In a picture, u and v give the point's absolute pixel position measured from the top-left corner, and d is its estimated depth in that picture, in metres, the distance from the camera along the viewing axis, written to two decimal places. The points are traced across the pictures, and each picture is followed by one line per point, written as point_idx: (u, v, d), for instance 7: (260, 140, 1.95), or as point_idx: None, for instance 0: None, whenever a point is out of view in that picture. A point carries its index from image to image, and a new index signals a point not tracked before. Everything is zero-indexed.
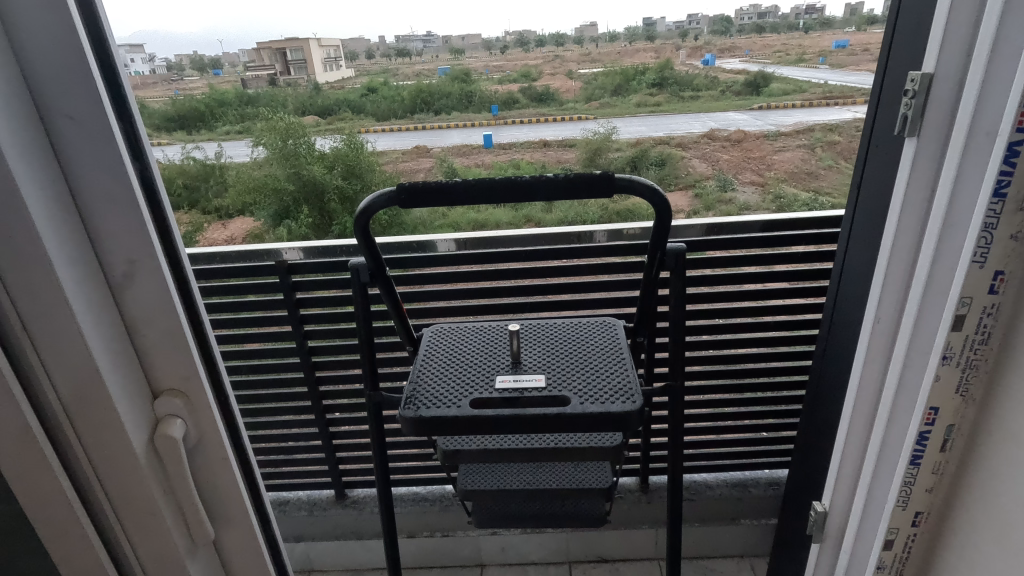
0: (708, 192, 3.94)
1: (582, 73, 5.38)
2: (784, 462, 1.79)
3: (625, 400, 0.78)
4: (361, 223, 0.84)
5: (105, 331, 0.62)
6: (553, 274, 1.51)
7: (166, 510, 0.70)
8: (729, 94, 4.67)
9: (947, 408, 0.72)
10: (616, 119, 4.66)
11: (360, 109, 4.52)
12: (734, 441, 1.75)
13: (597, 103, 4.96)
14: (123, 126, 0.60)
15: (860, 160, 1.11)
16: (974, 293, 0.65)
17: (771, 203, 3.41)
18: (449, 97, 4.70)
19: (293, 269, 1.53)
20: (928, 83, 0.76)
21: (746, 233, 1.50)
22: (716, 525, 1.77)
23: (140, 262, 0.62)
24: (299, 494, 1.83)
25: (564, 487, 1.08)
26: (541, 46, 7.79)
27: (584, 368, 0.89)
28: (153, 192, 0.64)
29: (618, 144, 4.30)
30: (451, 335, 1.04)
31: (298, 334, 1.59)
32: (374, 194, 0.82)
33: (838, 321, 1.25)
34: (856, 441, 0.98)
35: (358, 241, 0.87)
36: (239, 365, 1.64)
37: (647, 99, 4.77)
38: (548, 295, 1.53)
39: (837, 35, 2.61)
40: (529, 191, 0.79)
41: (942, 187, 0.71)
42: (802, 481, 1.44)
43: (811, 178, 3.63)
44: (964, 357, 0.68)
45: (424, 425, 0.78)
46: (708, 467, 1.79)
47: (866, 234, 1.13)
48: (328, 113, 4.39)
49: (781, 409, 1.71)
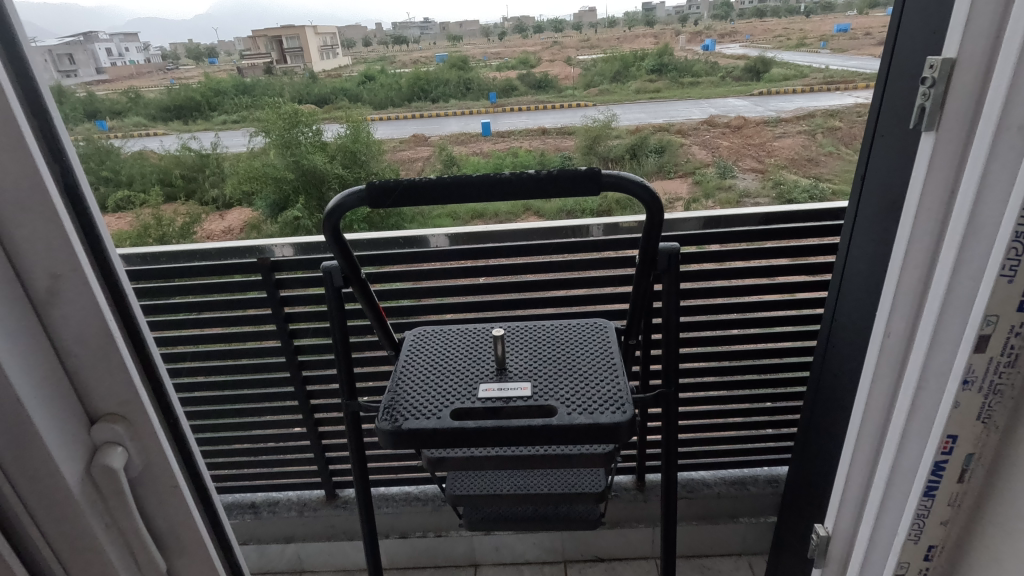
0: (708, 179, 3.91)
1: (581, 59, 5.35)
2: (784, 460, 1.77)
3: (616, 409, 0.75)
4: (332, 222, 0.81)
5: (22, 356, 0.51)
6: (548, 269, 1.48)
7: (109, 558, 0.59)
8: (728, 80, 4.64)
9: (969, 453, 0.58)
10: (615, 106, 4.61)
11: (357, 97, 4.49)
12: (733, 437, 1.74)
13: (597, 90, 4.78)
14: (27, 104, 0.50)
15: (866, 148, 1.01)
16: (1002, 309, 0.51)
17: (771, 190, 3.40)
18: (447, 85, 4.67)
19: (277, 267, 1.49)
20: (950, 67, 0.62)
21: (744, 225, 1.47)
22: (714, 524, 1.76)
23: (65, 272, 0.52)
24: (288, 495, 1.81)
25: (558, 492, 1.06)
26: (540, 31, 7.71)
27: (574, 374, 0.86)
28: (74, 189, 0.54)
29: (617, 132, 4.18)
30: (433, 339, 1.02)
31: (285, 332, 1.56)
32: (344, 192, 0.79)
33: (840, 326, 1.16)
34: (861, 473, 0.86)
35: (328, 241, 0.84)
36: (227, 363, 1.61)
37: (647, 86, 4.72)
38: (542, 292, 1.50)
39: (838, 18, 2.56)
40: (507, 187, 0.76)
41: (964, 183, 0.57)
42: (805, 489, 1.39)
43: (812, 165, 3.62)
44: (988, 384, 0.54)
45: (403, 438, 0.75)
46: (707, 465, 1.78)
47: (870, 233, 1.03)
48: (324, 101, 4.35)
49: (781, 406, 1.69)
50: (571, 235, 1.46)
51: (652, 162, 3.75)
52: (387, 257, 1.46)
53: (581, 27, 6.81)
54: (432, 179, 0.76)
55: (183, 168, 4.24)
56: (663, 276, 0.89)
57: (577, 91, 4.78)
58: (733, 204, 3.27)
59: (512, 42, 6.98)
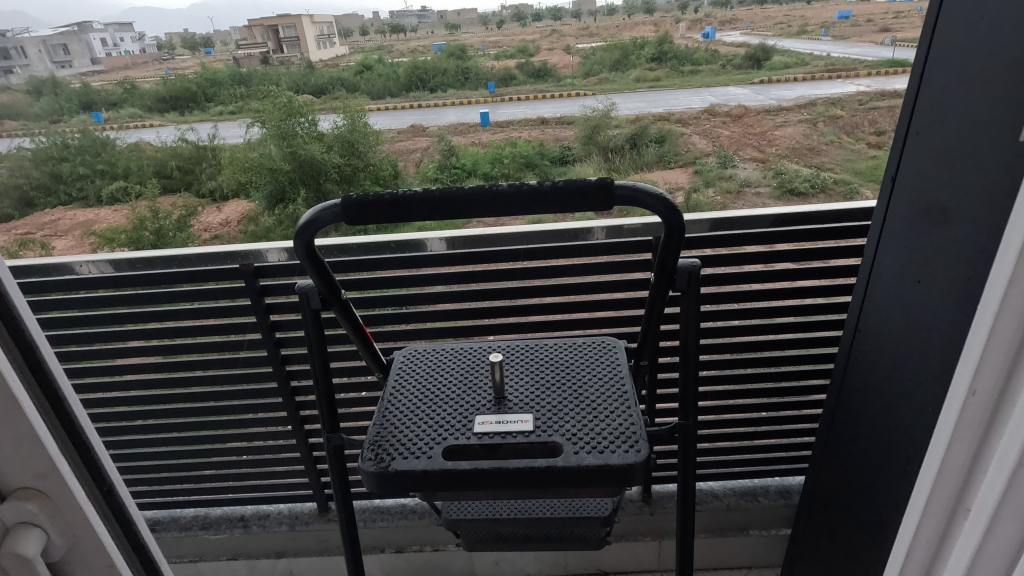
0: (708, 168, 3.84)
1: (580, 48, 5.27)
2: (796, 471, 1.65)
3: (627, 449, 0.71)
4: (306, 237, 0.75)
5: None
6: (553, 275, 1.40)
7: None
8: (729, 69, 4.57)
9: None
10: (615, 96, 4.58)
11: (354, 88, 4.42)
12: (742, 449, 1.61)
13: (595, 80, 4.64)
14: None
15: (894, 157, 0.94)
16: None
17: (772, 179, 3.36)
18: (444, 74, 4.59)
19: (260, 273, 1.32)
20: None
21: (755, 227, 1.34)
22: (724, 538, 1.62)
23: None
24: (279, 507, 1.64)
25: (560, 517, 1.03)
26: (539, 18, 7.60)
27: (581, 408, 0.82)
28: None
29: (617, 121, 4.12)
30: (427, 362, 0.97)
31: (276, 358, 1.40)
32: (318, 206, 0.73)
33: (862, 344, 1.08)
34: None
35: (302, 256, 0.78)
36: (204, 378, 1.46)
37: (645, 74, 4.63)
38: (545, 300, 1.43)
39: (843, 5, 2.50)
40: (499, 202, 0.70)
41: None
42: (817, 518, 1.29)
43: (813, 154, 3.58)
44: None
45: (393, 481, 0.70)
46: (715, 476, 1.65)
47: (909, 242, 0.95)
48: (321, 92, 4.25)
49: (794, 415, 1.56)
50: (574, 239, 1.39)
51: (653, 153, 3.70)
52: (381, 263, 1.39)
53: (580, 14, 6.70)
54: (419, 191, 0.69)
55: (178, 160, 4.24)
56: (680, 295, 0.82)
57: (576, 80, 4.70)
58: (734, 193, 3.23)
59: (510, 30, 6.87)
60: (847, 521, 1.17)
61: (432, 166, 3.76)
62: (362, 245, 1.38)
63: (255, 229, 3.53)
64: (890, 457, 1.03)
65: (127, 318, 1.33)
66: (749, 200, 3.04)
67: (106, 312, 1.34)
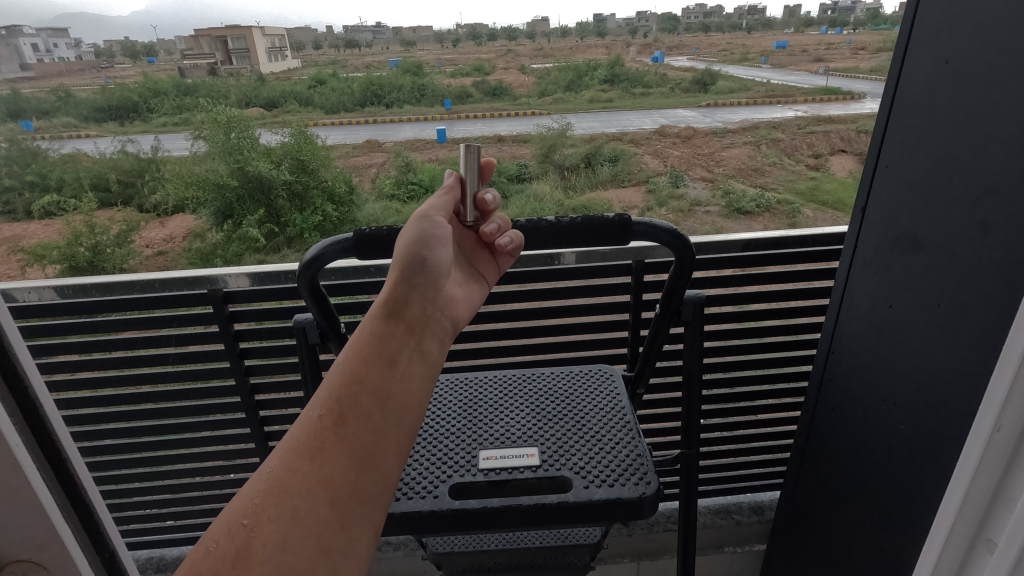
0: (660, 186, 3.62)
1: (536, 68, 4.31)
2: (764, 485, 2.12)
3: (640, 483, 1.07)
4: (309, 265, 1.07)
5: None
6: (545, 296, 1.81)
7: None
8: (678, 92, 4.22)
9: None
10: (570, 115, 3.91)
11: (308, 101, 3.89)
12: (725, 452, 2.08)
13: (551, 99, 4.09)
14: None
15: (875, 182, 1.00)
16: None
17: (721, 198, 3.42)
18: (400, 90, 3.96)
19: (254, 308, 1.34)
20: None
21: (721, 259, 1.79)
22: (705, 556, 2.02)
23: None
24: None
25: (556, 543, 1.27)
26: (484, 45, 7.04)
27: (593, 446, 1.19)
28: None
29: (573, 141, 3.82)
30: (464, 393, 1.40)
31: (234, 354, 1.80)
32: (322, 245, 1.06)
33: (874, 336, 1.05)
34: (989, 481, 0.65)
35: (301, 280, 1.07)
36: None
37: (599, 95, 4.03)
38: (511, 301, 1.81)
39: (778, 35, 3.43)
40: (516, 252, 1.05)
41: None
42: (805, 554, 1.60)
43: (758, 175, 3.70)
44: None
45: None
46: (705, 484, 2.12)
47: None
48: (273, 105, 3.73)
49: (768, 431, 2.05)
50: (548, 262, 1.74)
51: (608, 172, 3.57)
52: (356, 285, 1.74)
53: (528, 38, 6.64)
54: None
55: (119, 172, 3.51)
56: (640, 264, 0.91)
57: (532, 98, 3.98)
58: (686, 212, 3.25)
59: None
60: (823, 537, 1.51)
61: (388, 184, 3.09)
62: (337, 270, 1.73)
63: (201, 247, 3.46)
64: (929, 434, 1.15)
65: (191, 320, 1.74)
66: (702, 218, 3.07)
67: (166, 320, 1.74)
